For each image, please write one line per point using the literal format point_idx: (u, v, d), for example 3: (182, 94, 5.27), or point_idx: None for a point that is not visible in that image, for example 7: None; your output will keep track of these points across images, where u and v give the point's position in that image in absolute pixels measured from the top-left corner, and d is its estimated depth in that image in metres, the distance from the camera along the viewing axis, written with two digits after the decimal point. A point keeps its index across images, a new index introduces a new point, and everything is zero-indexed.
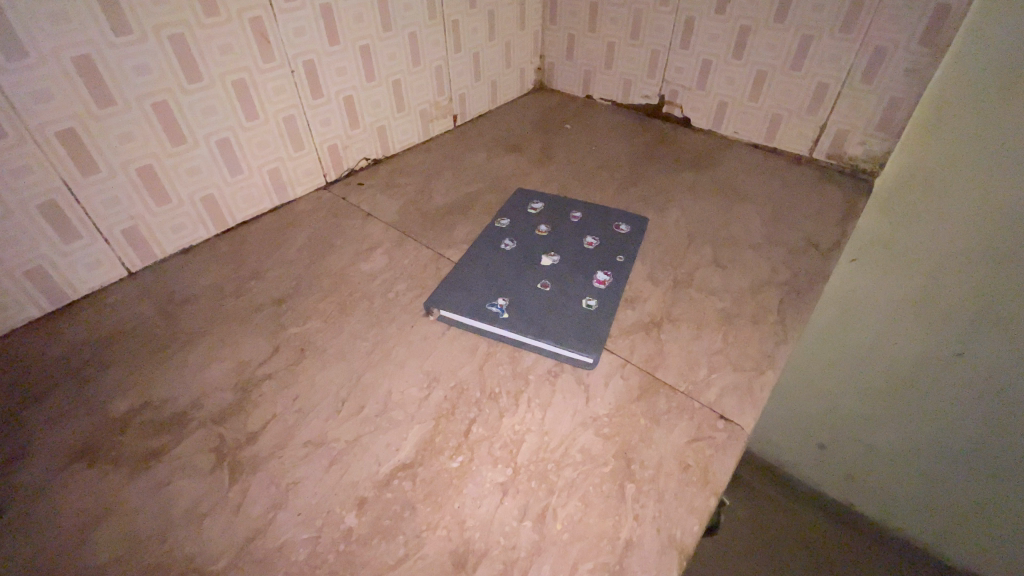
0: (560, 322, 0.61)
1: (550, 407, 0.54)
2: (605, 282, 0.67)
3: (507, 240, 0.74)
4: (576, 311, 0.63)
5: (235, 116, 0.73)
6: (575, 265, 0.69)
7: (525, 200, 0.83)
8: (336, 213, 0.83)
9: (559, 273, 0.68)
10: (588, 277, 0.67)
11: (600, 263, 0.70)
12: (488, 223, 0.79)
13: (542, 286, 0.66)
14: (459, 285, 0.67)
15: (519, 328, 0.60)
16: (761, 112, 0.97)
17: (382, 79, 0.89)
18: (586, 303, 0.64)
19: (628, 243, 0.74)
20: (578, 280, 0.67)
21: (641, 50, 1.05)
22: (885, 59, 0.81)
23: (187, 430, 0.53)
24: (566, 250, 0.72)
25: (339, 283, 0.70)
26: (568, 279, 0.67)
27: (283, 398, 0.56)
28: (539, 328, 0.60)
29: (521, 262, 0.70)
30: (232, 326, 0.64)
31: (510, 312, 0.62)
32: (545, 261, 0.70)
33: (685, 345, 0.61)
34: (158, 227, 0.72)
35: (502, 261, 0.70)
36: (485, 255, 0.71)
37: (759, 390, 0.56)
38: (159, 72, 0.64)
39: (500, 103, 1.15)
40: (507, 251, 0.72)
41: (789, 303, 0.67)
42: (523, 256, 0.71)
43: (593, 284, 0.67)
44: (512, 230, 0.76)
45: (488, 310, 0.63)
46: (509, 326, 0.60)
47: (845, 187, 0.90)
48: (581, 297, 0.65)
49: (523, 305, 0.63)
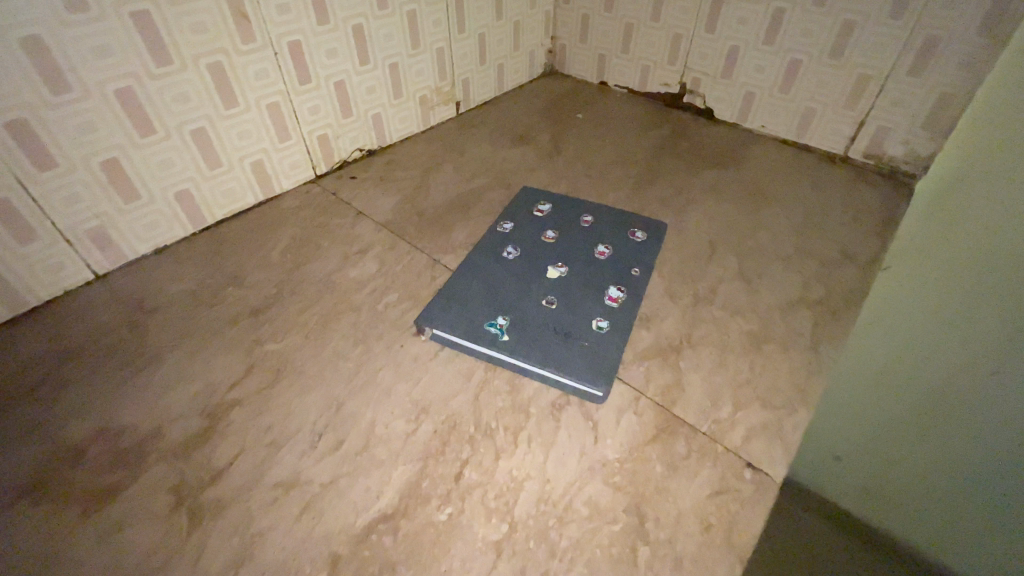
0: (566, 346, 0.54)
1: (554, 448, 0.48)
2: (617, 300, 0.60)
3: (509, 247, 0.67)
4: (585, 333, 0.56)
5: (212, 102, 0.66)
6: (585, 278, 0.62)
7: (531, 201, 0.76)
8: (324, 211, 0.76)
9: (567, 288, 0.61)
10: (598, 293, 0.60)
11: (612, 277, 0.63)
12: (489, 227, 0.71)
13: (547, 303, 0.59)
14: (456, 299, 0.60)
15: (520, 352, 0.54)
16: (792, 104, 0.89)
17: (377, 63, 0.81)
18: (597, 323, 0.57)
19: (643, 253, 0.67)
20: (588, 296, 0.60)
21: (661, 34, 0.96)
22: (937, 49, 0.72)
23: (146, 464, 0.48)
24: (575, 260, 0.65)
25: (324, 292, 0.63)
26: (576, 295, 0.60)
27: (255, 428, 0.50)
28: (542, 353, 0.54)
29: (524, 273, 0.63)
30: (203, 340, 0.58)
31: (510, 334, 0.56)
32: (552, 272, 0.63)
33: (708, 375, 0.54)
34: (128, 225, 0.66)
35: (504, 271, 0.63)
36: (485, 264, 0.65)
37: (791, 433, 0.50)
38: (123, 55, 0.57)
39: (507, 89, 1.07)
40: (509, 260, 0.65)
41: (824, 327, 0.60)
42: (528, 267, 0.64)
43: (604, 302, 0.60)
44: (515, 236, 0.69)
45: (486, 330, 0.56)
46: (508, 350, 0.54)
47: (883, 190, 0.82)
48: (591, 318, 0.58)
49: (526, 325, 0.57)
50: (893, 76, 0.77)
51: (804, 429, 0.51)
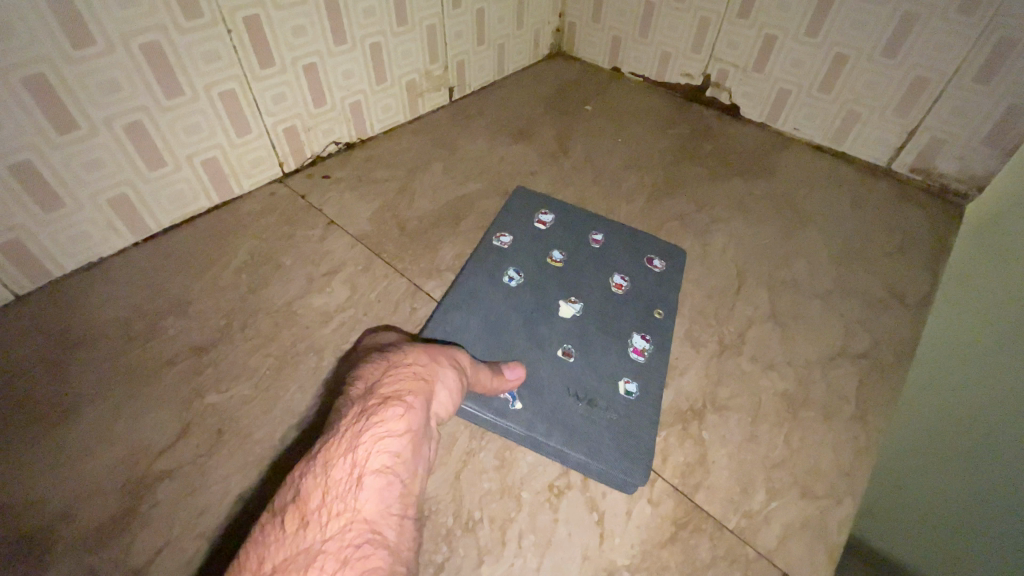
0: (592, 419, 0.45)
1: (550, 549, 0.39)
2: (643, 353, 0.51)
3: (510, 271, 0.57)
4: (611, 400, 0.47)
5: (150, 92, 0.54)
6: (604, 322, 0.53)
7: (531, 209, 0.65)
8: (290, 219, 0.66)
9: (583, 336, 0.51)
10: (621, 345, 0.51)
11: (634, 321, 0.53)
12: (484, 239, 0.61)
13: (564, 356, 0.49)
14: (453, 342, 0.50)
15: (538, 427, 0.44)
16: (832, 107, 0.78)
17: (356, 43, 0.68)
18: (623, 387, 0.48)
19: (665, 289, 0.57)
20: (610, 348, 0.51)
21: (687, 17, 0.84)
22: (1014, 54, 0.61)
23: (51, 557, 0.39)
24: (590, 296, 0.55)
25: (284, 325, 0.54)
26: (596, 346, 0.51)
27: (187, 511, 0.41)
28: (565, 428, 0.44)
29: (531, 310, 0.53)
30: (134, 386, 0.49)
31: (524, 399, 0.46)
32: (565, 312, 0.53)
33: (737, 452, 0.46)
34: (52, 238, 0.55)
35: (508, 305, 0.53)
36: (484, 293, 0.54)
37: (835, 532, 0.42)
38: (29, 35, 0.45)
39: (508, 72, 0.95)
40: (511, 290, 0.55)
41: (871, 388, 0.51)
42: (535, 302, 0.54)
43: (629, 356, 0.50)
44: (517, 255, 0.59)
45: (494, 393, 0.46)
46: (524, 424, 0.44)
47: (931, 212, 0.72)
48: (616, 378, 0.48)
49: (541, 387, 0.47)
50: (957, 81, 0.66)
51: (851, 526, 0.42)
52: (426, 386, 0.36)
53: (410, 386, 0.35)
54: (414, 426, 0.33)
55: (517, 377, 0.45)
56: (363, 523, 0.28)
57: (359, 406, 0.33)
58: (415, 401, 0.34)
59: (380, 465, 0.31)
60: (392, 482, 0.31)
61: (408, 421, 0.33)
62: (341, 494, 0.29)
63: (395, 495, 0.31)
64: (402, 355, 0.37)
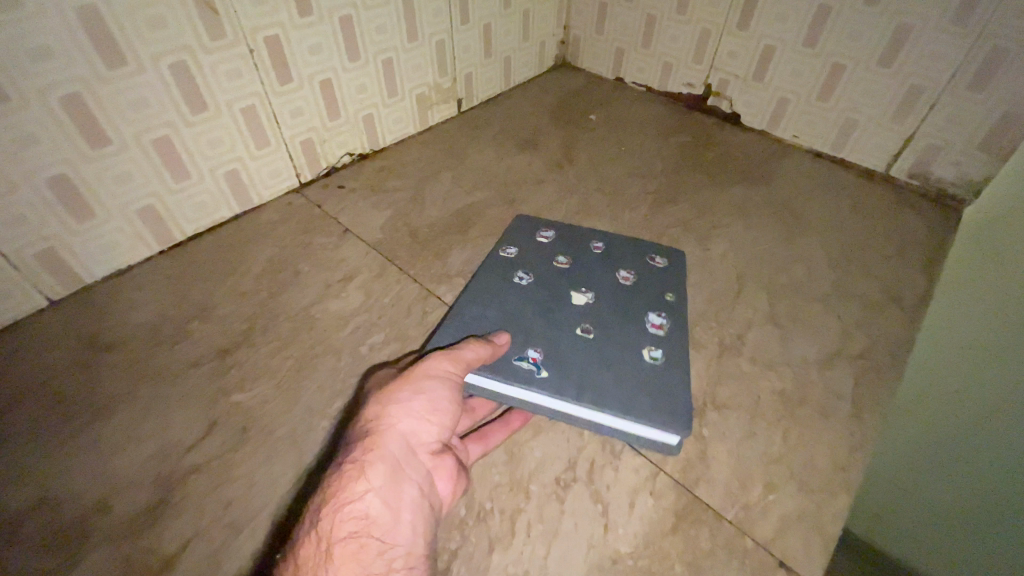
0: (621, 382, 0.46)
1: (557, 539, 0.42)
2: (661, 327, 0.52)
3: (520, 272, 0.57)
4: (637, 366, 0.48)
5: (176, 108, 0.57)
6: (618, 307, 0.53)
7: (535, 222, 0.65)
8: (307, 227, 0.69)
9: (601, 317, 0.52)
10: (638, 322, 0.52)
11: (647, 302, 0.54)
12: (489, 252, 0.61)
13: (584, 334, 0.50)
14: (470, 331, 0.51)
15: (565, 393, 0.45)
16: (831, 115, 0.80)
17: (369, 59, 0.72)
18: (648, 354, 0.49)
19: (672, 276, 0.58)
20: (628, 326, 0.52)
21: (687, 28, 0.86)
22: (1005, 62, 0.63)
23: (88, 545, 0.42)
24: (601, 287, 0.56)
25: (303, 329, 0.56)
26: (615, 324, 0.52)
27: (215, 503, 0.44)
28: (593, 392, 0.45)
29: (546, 302, 0.54)
30: (162, 386, 0.51)
31: (548, 369, 0.47)
32: (578, 300, 0.54)
33: (736, 448, 0.47)
34: (83, 247, 0.58)
35: (522, 299, 0.54)
36: (495, 293, 0.55)
37: (831, 524, 0.43)
38: (66, 56, 0.48)
39: (514, 84, 0.98)
40: (523, 287, 0.55)
41: (867, 387, 0.53)
42: (549, 294, 0.55)
43: (647, 330, 0.51)
44: (524, 258, 0.59)
45: (518, 367, 0.47)
46: (551, 391, 0.45)
47: (929, 217, 0.74)
48: (639, 348, 0.49)
49: (565, 359, 0.48)
50: (951, 89, 0.68)
51: (846, 519, 0.44)
52: (385, 439, 0.39)
53: (368, 445, 0.38)
54: (375, 482, 0.37)
55: (505, 343, 0.48)
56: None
57: (326, 479, 0.37)
58: (371, 458, 0.38)
59: (348, 531, 0.35)
60: (362, 541, 0.35)
61: (367, 480, 0.37)
62: (311, 567, 0.34)
63: (369, 551, 0.35)
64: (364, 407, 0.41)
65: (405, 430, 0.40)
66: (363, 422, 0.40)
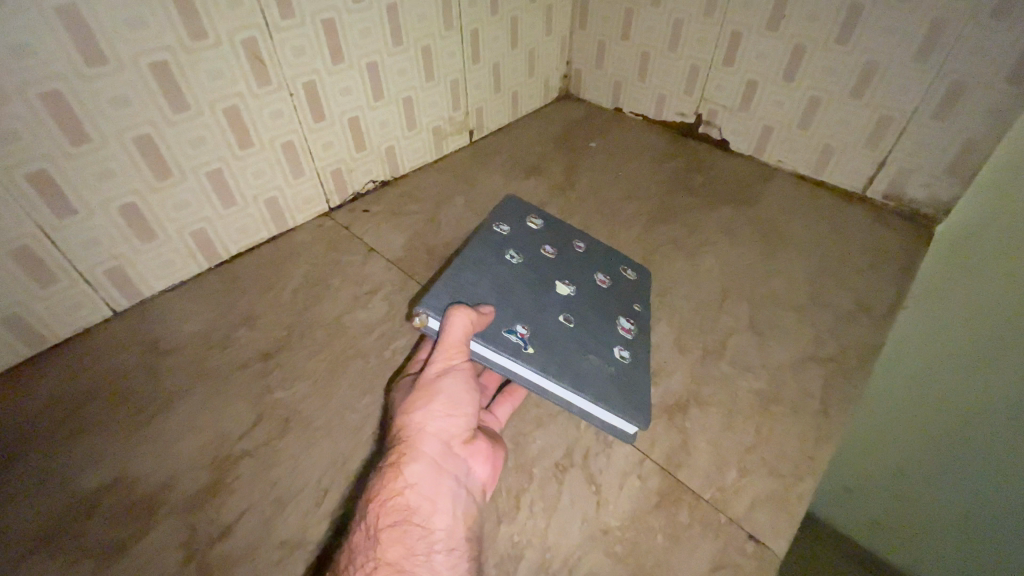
0: (596, 370, 0.52)
1: (555, 514, 0.48)
2: (630, 332, 0.59)
3: (511, 250, 0.61)
4: (609, 360, 0.54)
5: (227, 145, 0.66)
6: (594, 306, 0.60)
7: (524, 207, 0.68)
8: (336, 247, 0.77)
9: (580, 310, 0.58)
10: (611, 323, 0.59)
11: (619, 307, 0.62)
12: (483, 222, 0.64)
13: (566, 323, 0.56)
14: (463, 293, 0.54)
15: (551, 371, 0.50)
16: (811, 141, 0.87)
17: (391, 97, 0.81)
18: (618, 353, 0.56)
19: (638, 289, 0.66)
20: (603, 324, 0.58)
21: (679, 64, 0.95)
22: (963, 95, 0.70)
23: (157, 517, 0.49)
24: (580, 284, 0.62)
25: (335, 335, 0.64)
26: (591, 320, 0.58)
27: (264, 481, 0.51)
28: (574, 375, 0.51)
29: (533, 284, 0.59)
30: (215, 385, 0.59)
31: (535, 347, 0.51)
32: (562, 290, 0.59)
33: (715, 439, 0.54)
34: (145, 264, 0.67)
35: (513, 276, 0.58)
36: (489, 263, 0.59)
37: (797, 503, 0.50)
38: (140, 104, 0.58)
39: (521, 115, 1.06)
40: (513, 266, 0.60)
41: (835, 387, 0.59)
42: (537, 279, 0.60)
43: (619, 332, 0.58)
44: (515, 239, 0.63)
45: (509, 339, 0.51)
46: (539, 367, 0.50)
47: (902, 234, 0.80)
48: (611, 346, 0.56)
49: (550, 341, 0.53)
50: (917, 118, 0.76)
51: (810, 500, 0.50)
52: (418, 437, 0.44)
53: (405, 445, 0.44)
54: (414, 477, 0.42)
55: (491, 315, 0.52)
56: (388, 569, 0.38)
57: (373, 477, 0.43)
58: (409, 456, 0.43)
59: (393, 520, 0.41)
60: (406, 528, 0.41)
61: (406, 476, 0.42)
62: (365, 553, 0.39)
63: (414, 535, 0.40)
64: (399, 410, 0.46)
65: (436, 429, 0.44)
66: (400, 424, 0.45)
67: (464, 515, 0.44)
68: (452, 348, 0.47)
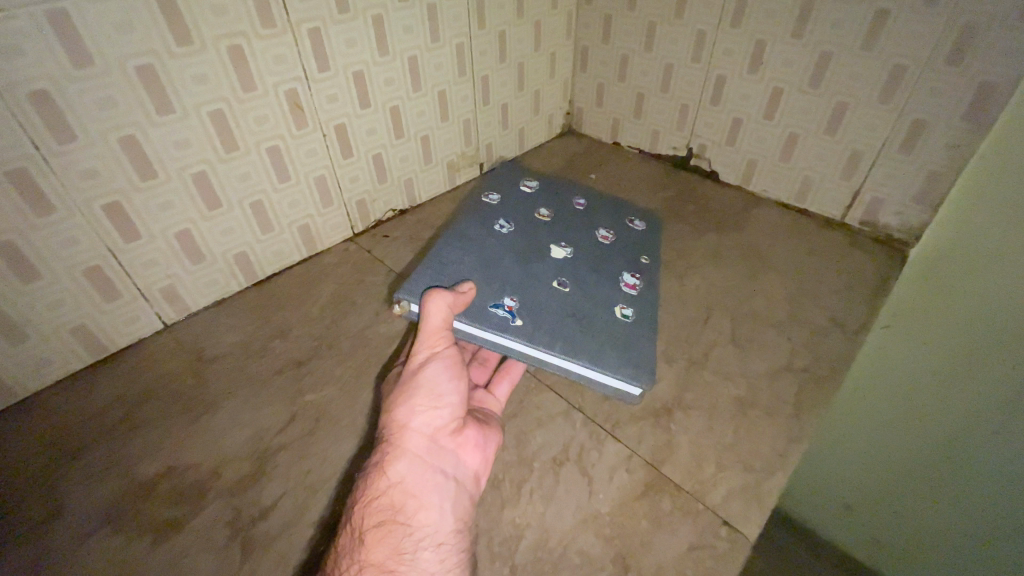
0: (591, 333, 0.60)
1: (552, 501, 0.55)
2: (634, 288, 0.67)
3: (501, 222, 0.74)
4: (608, 319, 0.63)
5: (268, 179, 0.76)
6: (593, 267, 0.69)
7: (518, 175, 0.84)
8: (359, 269, 0.86)
9: (580, 275, 0.68)
10: (615, 281, 0.68)
11: (624, 264, 0.71)
12: (476, 198, 0.79)
13: (560, 286, 0.66)
14: (454, 266, 0.66)
15: (540, 340, 0.58)
16: (792, 173, 0.95)
17: (411, 135, 0.90)
18: (621, 312, 0.64)
19: (645, 242, 0.75)
20: (604, 285, 0.67)
21: (671, 104, 1.04)
22: (924, 133, 0.78)
23: (206, 500, 0.57)
24: (579, 247, 0.72)
25: (359, 346, 0.72)
26: (591, 283, 0.67)
27: (298, 471, 0.59)
28: (566, 343, 0.59)
29: (523, 252, 0.70)
30: (254, 388, 0.67)
31: (522, 319, 0.60)
32: (557, 253, 0.71)
33: (696, 438, 0.61)
34: (193, 283, 0.76)
35: (505, 248, 0.70)
36: (480, 239, 0.71)
37: (768, 495, 0.56)
38: (198, 145, 0.67)
39: (528, 148, 1.16)
40: (503, 235, 0.72)
41: (808, 394, 0.66)
42: (530, 247, 0.71)
43: (622, 289, 0.67)
44: (508, 212, 0.77)
45: (499, 315, 0.60)
46: (529, 339, 0.58)
47: (878, 258, 0.87)
48: (614, 306, 0.65)
49: (540, 312, 0.62)
50: (884, 153, 0.83)
51: (780, 492, 0.56)
52: (400, 440, 0.51)
53: (388, 448, 0.50)
54: (398, 475, 0.49)
55: (471, 292, 0.60)
56: (374, 566, 0.45)
57: (362, 479, 0.50)
58: (393, 456, 0.50)
59: (379, 518, 0.47)
60: (392, 526, 0.47)
61: (389, 476, 0.49)
62: (355, 549, 0.46)
63: (399, 533, 0.47)
64: (384, 412, 0.53)
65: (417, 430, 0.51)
66: (384, 428, 0.52)
67: (451, 509, 0.49)
68: (427, 339, 0.56)
